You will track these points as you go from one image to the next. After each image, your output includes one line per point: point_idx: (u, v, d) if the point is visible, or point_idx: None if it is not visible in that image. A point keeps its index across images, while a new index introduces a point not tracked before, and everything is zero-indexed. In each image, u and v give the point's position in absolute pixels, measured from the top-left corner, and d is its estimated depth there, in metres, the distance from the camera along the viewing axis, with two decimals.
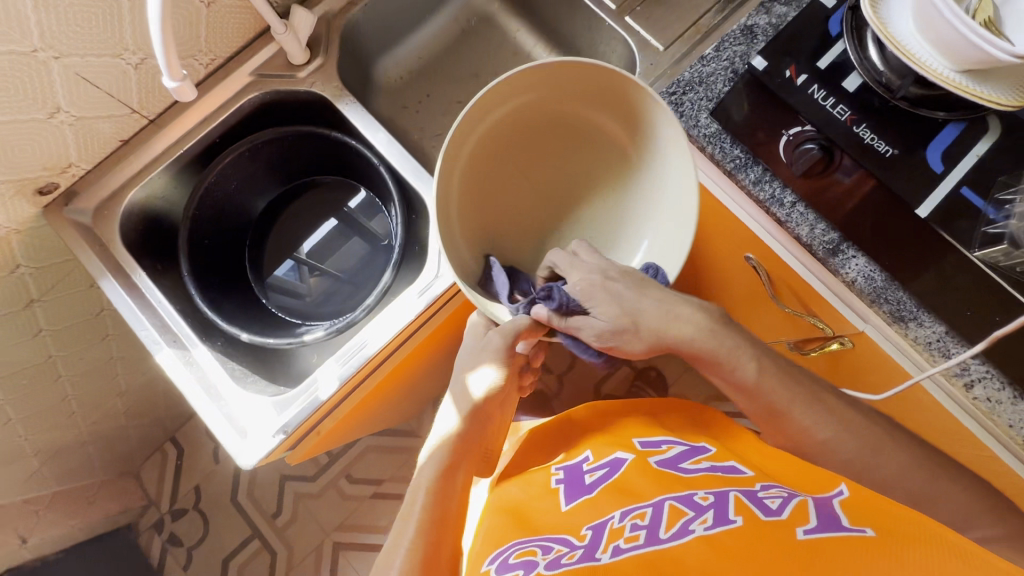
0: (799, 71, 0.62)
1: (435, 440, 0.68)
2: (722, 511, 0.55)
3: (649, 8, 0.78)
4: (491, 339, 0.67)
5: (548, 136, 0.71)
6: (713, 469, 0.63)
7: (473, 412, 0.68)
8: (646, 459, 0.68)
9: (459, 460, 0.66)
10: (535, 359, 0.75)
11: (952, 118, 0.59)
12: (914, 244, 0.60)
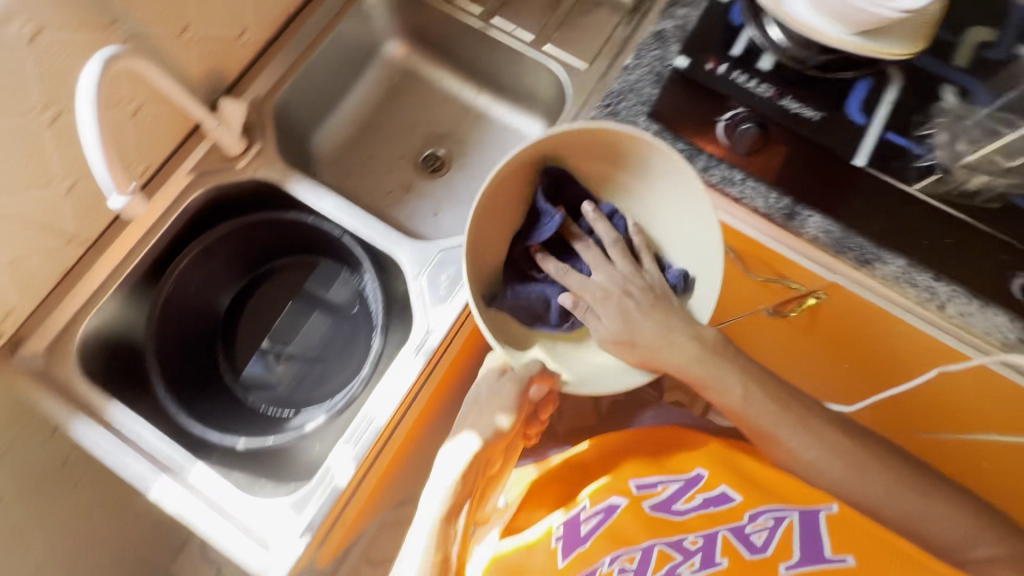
0: (720, 61, 0.67)
1: (433, 485, 0.68)
2: (709, 553, 0.62)
3: (564, 33, 0.83)
4: (503, 386, 0.67)
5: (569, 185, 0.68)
6: (705, 505, 0.67)
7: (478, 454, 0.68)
8: (640, 504, 0.69)
9: (449, 523, 0.66)
10: (541, 412, 0.77)
11: (860, 75, 0.66)
12: (860, 191, 0.65)
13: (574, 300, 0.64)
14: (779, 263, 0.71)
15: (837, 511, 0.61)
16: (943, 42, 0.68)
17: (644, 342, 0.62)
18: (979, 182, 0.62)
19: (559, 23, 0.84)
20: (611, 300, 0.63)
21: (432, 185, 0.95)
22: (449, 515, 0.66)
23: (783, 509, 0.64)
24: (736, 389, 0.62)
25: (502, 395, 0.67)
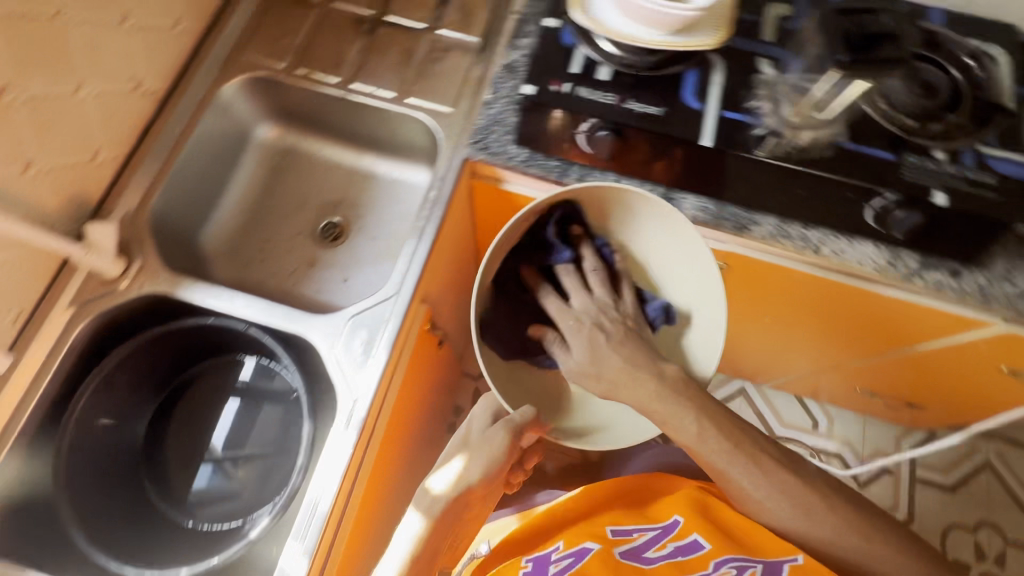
0: (561, 81, 0.71)
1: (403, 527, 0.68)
2: None
3: (422, 83, 0.86)
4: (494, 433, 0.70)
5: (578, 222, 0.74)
6: (674, 552, 0.73)
7: (446, 496, 0.68)
8: (611, 551, 0.75)
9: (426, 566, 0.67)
10: (527, 460, 0.83)
11: (687, 67, 0.72)
12: (718, 164, 0.70)
13: (544, 330, 0.71)
14: None
15: (801, 563, 0.68)
16: (750, 23, 0.76)
17: (609, 375, 0.66)
18: (813, 138, 0.69)
19: (416, 75, 0.87)
20: (586, 329, 0.68)
21: (336, 253, 0.95)
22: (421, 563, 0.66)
23: (747, 561, 0.69)
24: (693, 425, 0.66)
25: (486, 448, 0.70)
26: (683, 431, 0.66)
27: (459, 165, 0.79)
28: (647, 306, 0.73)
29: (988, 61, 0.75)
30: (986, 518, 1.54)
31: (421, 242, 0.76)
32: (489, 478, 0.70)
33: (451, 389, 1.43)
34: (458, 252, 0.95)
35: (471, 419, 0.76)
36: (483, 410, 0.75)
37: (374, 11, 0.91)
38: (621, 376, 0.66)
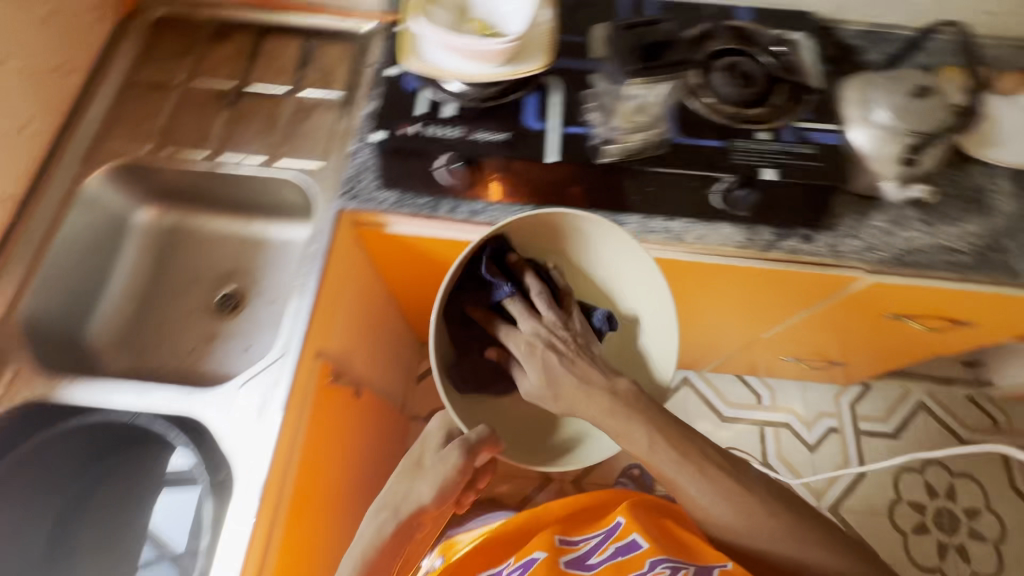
0: (410, 124, 0.74)
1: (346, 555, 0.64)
2: None
3: (290, 144, 0.88)
4: (448, 454, 0.66)
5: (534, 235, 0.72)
6: (616, 555, 0.76)
7: (394, 513, 0.65)
8: (557, 558, 0.75)
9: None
10: (480, 480, 0.78)
11: (524, 93, 0.77)
12: (572, 176, 0.74)
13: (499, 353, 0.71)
14: None
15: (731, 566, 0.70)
16: (580, 44, 0.82)
17: (563, 395, 0.64)
18: (651, 138, 0.73)
19: (283, 137, 0.89)
20: (538, 354, 0.65)
21: (235, 323, 0.94)
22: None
23: (678, 562, 0.72)
24: (644, 437, 0.64)
25: (437, 472, 0.66)
26: (631, 444, 0.64)
27: (333, 218, 0.80)
28: (592, 315, 0.73)
29: (795, 46, 0.83)
30: (929, 456, 1.62)
31: (303, 297, 0.76)
32: (443, 497, 0.67)
33: (398, 434, 1.42)
34: (358, 299, 0.95)
35: (424, 437, 0.72)
36: (436, 428, 0.71)
37: (234, 82, 0.93)
38: (576, 398, 0.63)
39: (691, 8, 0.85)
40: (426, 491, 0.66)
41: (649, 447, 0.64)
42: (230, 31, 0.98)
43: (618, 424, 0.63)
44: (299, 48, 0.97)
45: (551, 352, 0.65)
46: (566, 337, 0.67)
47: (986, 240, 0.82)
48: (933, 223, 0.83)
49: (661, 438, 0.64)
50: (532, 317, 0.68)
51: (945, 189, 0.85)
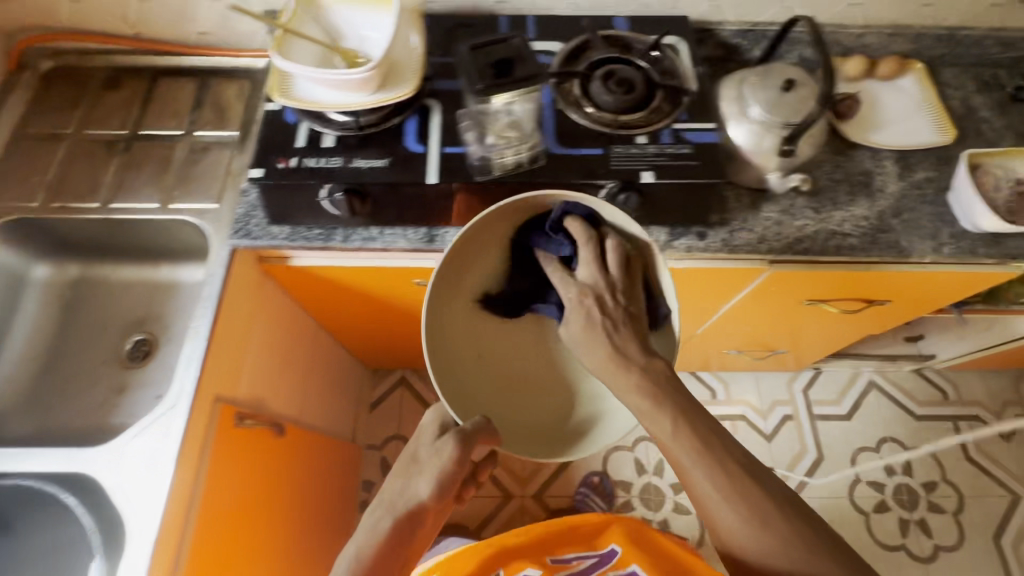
0: (289, 157, 0.74)
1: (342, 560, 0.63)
2: None
3: (184, 187, 0.88)
4: (442, 445, 0.63)
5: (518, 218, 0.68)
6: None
7: (392, 514, 0.64)
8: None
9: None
10: (482, 473, 0.73)
11: (407, 117, 0.77)
12: (455, 195, 0.75)
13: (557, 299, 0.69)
14: None
15: None
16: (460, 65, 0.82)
17: (596, 362, 0.62)
18: (527, 153, 0.74)
19: (177, 180, 0.88)
20: (586, 307, 0.63)
21: (146, 372, 0.92)
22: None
23: None
24: (665, 422, 0.59)
25: (433, 466, 0.63)
26: (655, 426, 0.59)
27: (228, 257, 0.80)
28: (654, 297, 0.66)
29: (671, 50, 0.85)
30: (883, 434, 1.64)
31: (196, 342, 0.75)
32: (441, 495, 0.65)
33: (349, 464, 1.40)
34: (269, 336, 0.94)
35: (419, 431, 0.68)
36: (431, 421, 0.68)
37: (126, 129, 0.92)
38: (602, 364, 0.61)
39: (569, 21, 0.87)
40: (425, 488, 0.64)
41: (672, 433, 0.59)
42: (121, 78, 0.97)
43: (643, 405, 0.59)
44: (193, 89, 0.96)
45: (605, 313, 0.62)
46: (622, 302, 0.63)
47: (873, 223, 0.84)
48: (822, 211, 0.85)
49: (683, 433, 0.58)
50: (598, 267, 0.64)
51: (832, 177, 0.88)
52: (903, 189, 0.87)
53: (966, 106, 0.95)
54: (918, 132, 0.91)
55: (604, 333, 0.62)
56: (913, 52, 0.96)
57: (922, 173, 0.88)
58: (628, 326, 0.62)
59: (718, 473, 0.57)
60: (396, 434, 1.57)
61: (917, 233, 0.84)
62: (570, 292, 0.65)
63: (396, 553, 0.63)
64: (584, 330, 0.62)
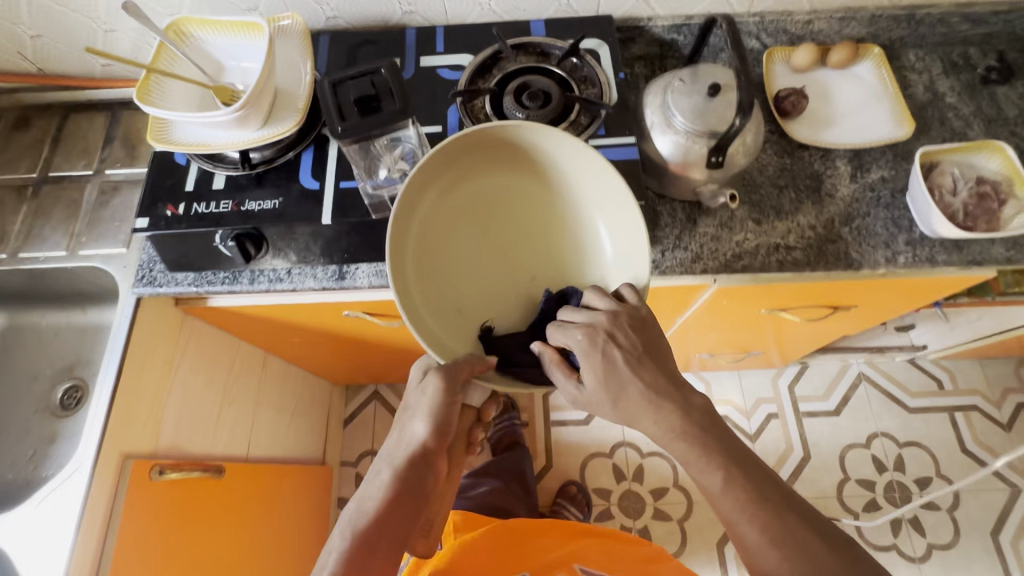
0: (176, 204, 0.69)
1: (347, 515, 0.62)
2: None
3: (92, 232, 0.84)
4: (427, 385, 0.62)
5: (472, 150, 0.65)
6: None
7: (390, 465, 0.64)
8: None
9: (367, 551, 0.58)
10: (487, 412, 0.73)
11: (303, 149, 0.72)
12: (355, 233, 0.69)
13: (543, 348, 0.60)
14: (384, 305, 0.81)
15: None
16: None
17: (625, 404, 0.57)
18: None
19: (86, 224, 0.85)
20: (599, 349, 0.57)
21: (77, 421, 0.90)
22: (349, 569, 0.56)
23: None
24: (716, 475, 0.56)
25: (422, 406, 0.63)
26: (708, 478, 0.57)
27: (133, 307, 0.78)
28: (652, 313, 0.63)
29: (590, 55, 0.78)
30: (873, 429, 1.57)
31: (98, 403, 0.74)
32: (439, 430, 0.64)
33: (321, 485, 1.38)
34: (199, 377, 0.92)
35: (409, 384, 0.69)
36: (416, 372, 0.68)
37: (35, 172, 0.89)
38: (636, 406, 0.57)
39: (480, 34, 0.81)
40: (419, 427, 0.65)
41: (725, 486, 0.56)
42: (31, 117, 0.93)
43: (690, 456, 0.57)
44: (104, 125, 0.92)
45: (622, 351, 0.57)
46: (631, 330, 0.58)
47: (821, 232, 0.77)
48: (764, 222, 0.78)
49: (737, 488, 0.56)
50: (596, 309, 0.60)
51: (777, 182, 0.80)
52: (856, 192, 0.80)
53: (930, 92, 0.87)
54: (875, 125, 0.83)
55: (629, 371, 0.57)
56: (869, 35, 0.88)
57: (878, 172, 0.81)
58: (652, 359, 0.59)
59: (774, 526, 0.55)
60: (371, 449, 1.55)
61: (869, 241, 0.77)
62: (570, 340, 0.58)
63: (400, 501, 0.62)
64: (601, 377, 0.57)
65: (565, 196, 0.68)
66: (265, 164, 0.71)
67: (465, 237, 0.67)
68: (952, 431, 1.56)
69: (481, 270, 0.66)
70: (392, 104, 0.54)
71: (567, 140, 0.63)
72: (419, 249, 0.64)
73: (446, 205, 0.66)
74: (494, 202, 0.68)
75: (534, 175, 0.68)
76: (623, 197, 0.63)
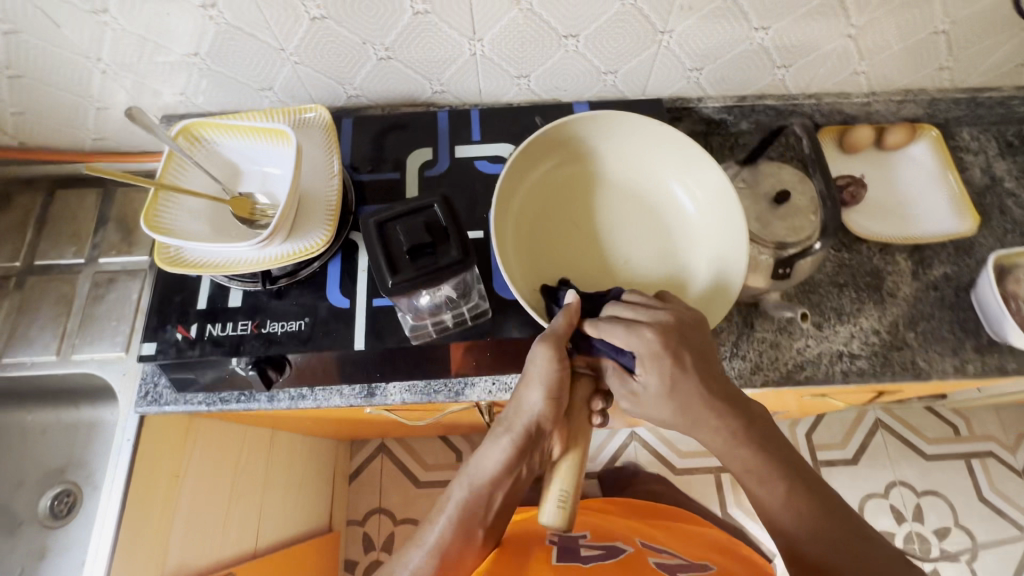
0: (188, 325, 0.61)
1: (470, 469, 0.64)
2: (665, 560, 0.74)
3: (86, 333, 0.76)
4: (536, 361, 0.57)
5: (562, 141, 0.67)
6: None
7: (508, 433, 0.61)
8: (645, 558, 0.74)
9: (480, 509, 0.63)
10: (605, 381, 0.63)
11: (329, 258, 0.64)
12: (391, 357, 0.62)
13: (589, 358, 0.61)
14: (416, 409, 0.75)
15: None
16: (393, 182, 0.70)
17: (691, 409, 0.55)
18: (471, 309, 0.61)
19: (78, 323, 0.76)
20: (666, 351, 0.54)
21: (71, 533, 0.82)
22: (465, 525, 0.63)
23: None
24: (779, 487, 0.56)
25: (535, 381, 0.58)
26: (765, 494, 0.56)
27: (136, 424, 0.72)
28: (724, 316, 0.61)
29: None
30: (891, 477, 1.54)
31: (101, 535, 0.67)
32: (550, 412, 0.59)
33: (329, 555, 1.31)
34: (207, 479, 0.84)
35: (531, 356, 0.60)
36: (539, 345, 0.58)
37: (18, 262, 0.79)
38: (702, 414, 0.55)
39: (519, 119, 0.74)
40: (533, 403, 0.59)
41: (783, 502, 0.56)
42: (10, 193, 0.83)
43: (751, 471, 0.57)
44: (95, 203, 0.83)
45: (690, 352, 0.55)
46: (686, 332, 0.56)
47: (886, 338, 0.72)
48: (825, 326, 0.73)
49: (794, 500, 0.56)
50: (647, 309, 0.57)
51: (836, 279, 0.75)
52: (919, 291, 0.75)
53: (988, 176, 0.83)
54: (934, 215, 0.79)
55: (693, 377, 0.55)
56: (925, 116, 0.82)
57: (940, 268, 0.76)
58: (713, 361, 0.56)
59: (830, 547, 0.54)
60: (379, 507, 1.48)
61: (936, 346, 0.72)
62: (637, 347, 0.54)
63: (516, 466, 0.62)
64: (668, 384, 0.55)
65: (643, 172, 0.69)
66: (288, 279, 0.63)
67: (559, 223, 0.68)
68: (968, 479, 1.53)
69: (577, 248, 0.67)
70: (450, 251, 0.47)
71: (635, 121, 0.65)
72: (520, 235, 0.66)
73: (541, 194, 0.68)
74: (586, 188, 0.69)
75: (620, 156, 0.69)
76: (700, 161, 0.65)
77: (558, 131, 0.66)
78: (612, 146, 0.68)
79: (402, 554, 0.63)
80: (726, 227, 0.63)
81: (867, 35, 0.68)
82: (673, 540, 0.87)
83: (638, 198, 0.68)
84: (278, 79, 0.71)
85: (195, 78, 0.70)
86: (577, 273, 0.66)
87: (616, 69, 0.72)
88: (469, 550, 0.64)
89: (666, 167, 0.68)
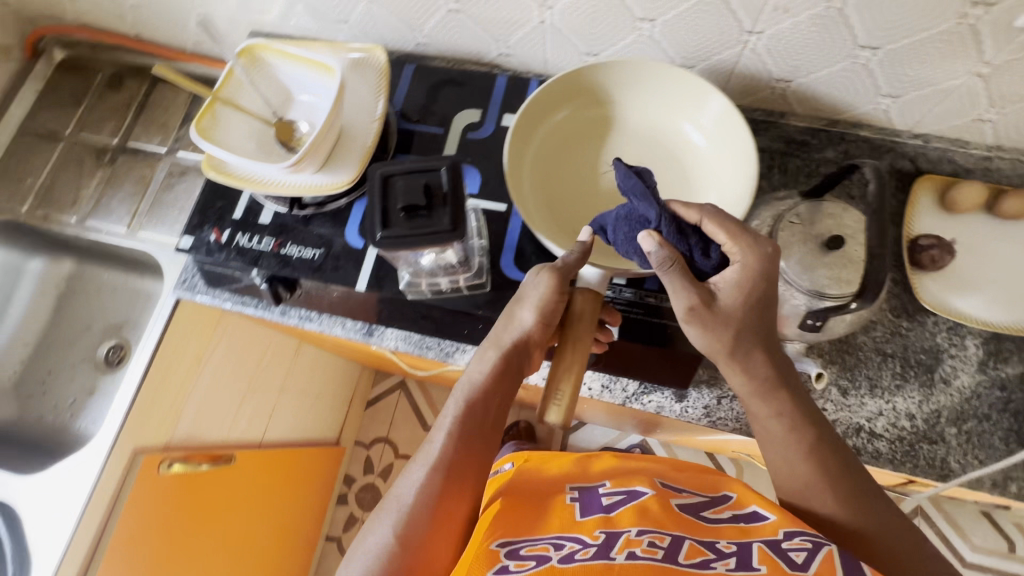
0: (221, 230, 0.67)
1: (462, 385, 0.57)
2: (708, 502, 0.54)
3: (154, 215, 0.85)
4: (538, 287, 0.54)
5: (569, 89, 0.64)
6: (735, 522, 0.49)
7: (499, 347, 0.57)
8: (669, 499, 0.53)
9: (479, 422, 0.55)
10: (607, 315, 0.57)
11: (355, 197, 0.67)
12: (388, 305, 0.65)
13: (656, 243, 0.48)
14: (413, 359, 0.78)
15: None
16: (435, 136, 0.70)
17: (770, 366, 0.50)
18: (468, 280, 0.61)
19: (149, 206, 0.86)
20: (768, 269, 0.48)
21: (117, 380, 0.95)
22: (467, 437, 0.54)
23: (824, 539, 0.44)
24: (800, 446, 0.50)
25: (531, 297, 0.54)
26: (783, 449, 0.51)
27: (172, 304, 0.83)
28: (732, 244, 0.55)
29: None
30: None
31: (125, 391, 0.80)
32: (546, 325, 0.55)
33: (330, 466, 1.41)
34: (232, 367, 0.93)
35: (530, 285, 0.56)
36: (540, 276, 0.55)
37: (117, 139, 0.90)
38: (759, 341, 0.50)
39: None
40: (527, 317, 0.55)
41: (806, 453, 0.50)
42: (123, 77, 0.93)
43: (783, 416, 0.51)
44: (187, 101, 0.91)
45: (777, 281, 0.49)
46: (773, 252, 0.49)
47: (919, 427, 0.64)
48: (851, 394, 0.65)
49: (829, 477, 0.49)
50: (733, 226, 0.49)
51: (881, 347, 0.67)
52: (978, 385, 0.65)
53: None
54: None
55: (764, 309, 0.49)
56: None
57: (1015, 367, 0.65)
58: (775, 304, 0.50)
59: (883, 534, 0.48)
60: (386, 437, 1.56)
61: (977, 451, 0.63)
62: (745, 255, 0.48)
63: (513, 378, 0.57)
64: (749, 303, 0.48)
65: (658, 114, 0.64)
66: (314, 208, 0.67)
67: (571, 168, 0.64)
68: None
69: (592, 185, 0.63)
70: (442, 217, 0.47)
71: (642, 66, 0.62)
72: (535, 181, 0.63)
73: (552, 141, 0.65)
74: (595, 132, 0.65)
75: (627, 98, 0.65)
76: (703, 91, 0.61)
77: (570, 78, 0.63)
78: (619, 92, 0.64)
79: (401, 478, 0.54)
80: (736, 153, 0.59)
81: (1001, 78, 0.57)
82: (683, 465, 0.64)
83: (654, 143, 0.64)
84: (354, 15, 0.73)
85: (280, 2, 0.74)
86: (594, 208, 0.62)
87: (694, 65, 0.66)
88: (476, 471, 0.54)
89: (674, 106, 0.63)
